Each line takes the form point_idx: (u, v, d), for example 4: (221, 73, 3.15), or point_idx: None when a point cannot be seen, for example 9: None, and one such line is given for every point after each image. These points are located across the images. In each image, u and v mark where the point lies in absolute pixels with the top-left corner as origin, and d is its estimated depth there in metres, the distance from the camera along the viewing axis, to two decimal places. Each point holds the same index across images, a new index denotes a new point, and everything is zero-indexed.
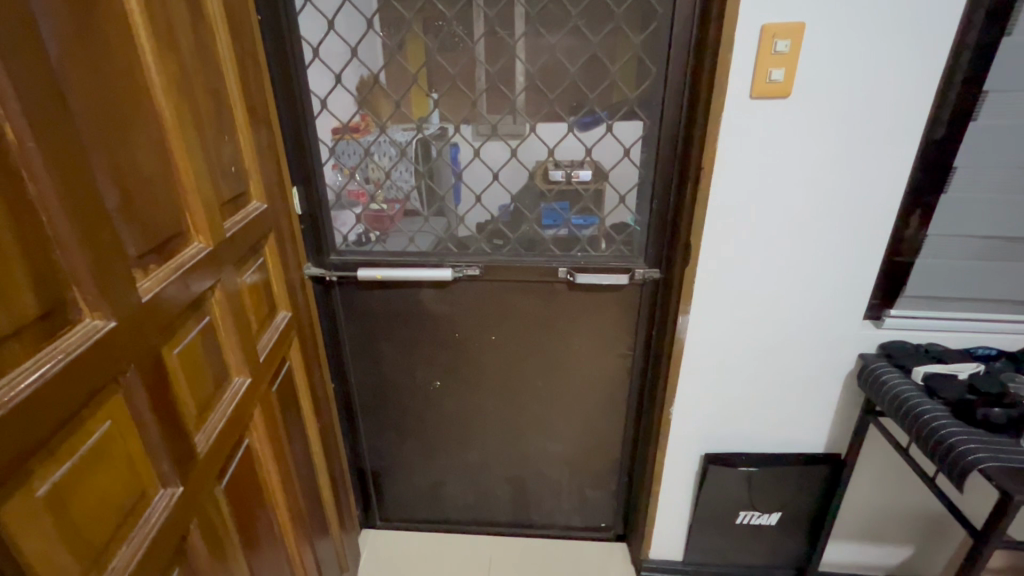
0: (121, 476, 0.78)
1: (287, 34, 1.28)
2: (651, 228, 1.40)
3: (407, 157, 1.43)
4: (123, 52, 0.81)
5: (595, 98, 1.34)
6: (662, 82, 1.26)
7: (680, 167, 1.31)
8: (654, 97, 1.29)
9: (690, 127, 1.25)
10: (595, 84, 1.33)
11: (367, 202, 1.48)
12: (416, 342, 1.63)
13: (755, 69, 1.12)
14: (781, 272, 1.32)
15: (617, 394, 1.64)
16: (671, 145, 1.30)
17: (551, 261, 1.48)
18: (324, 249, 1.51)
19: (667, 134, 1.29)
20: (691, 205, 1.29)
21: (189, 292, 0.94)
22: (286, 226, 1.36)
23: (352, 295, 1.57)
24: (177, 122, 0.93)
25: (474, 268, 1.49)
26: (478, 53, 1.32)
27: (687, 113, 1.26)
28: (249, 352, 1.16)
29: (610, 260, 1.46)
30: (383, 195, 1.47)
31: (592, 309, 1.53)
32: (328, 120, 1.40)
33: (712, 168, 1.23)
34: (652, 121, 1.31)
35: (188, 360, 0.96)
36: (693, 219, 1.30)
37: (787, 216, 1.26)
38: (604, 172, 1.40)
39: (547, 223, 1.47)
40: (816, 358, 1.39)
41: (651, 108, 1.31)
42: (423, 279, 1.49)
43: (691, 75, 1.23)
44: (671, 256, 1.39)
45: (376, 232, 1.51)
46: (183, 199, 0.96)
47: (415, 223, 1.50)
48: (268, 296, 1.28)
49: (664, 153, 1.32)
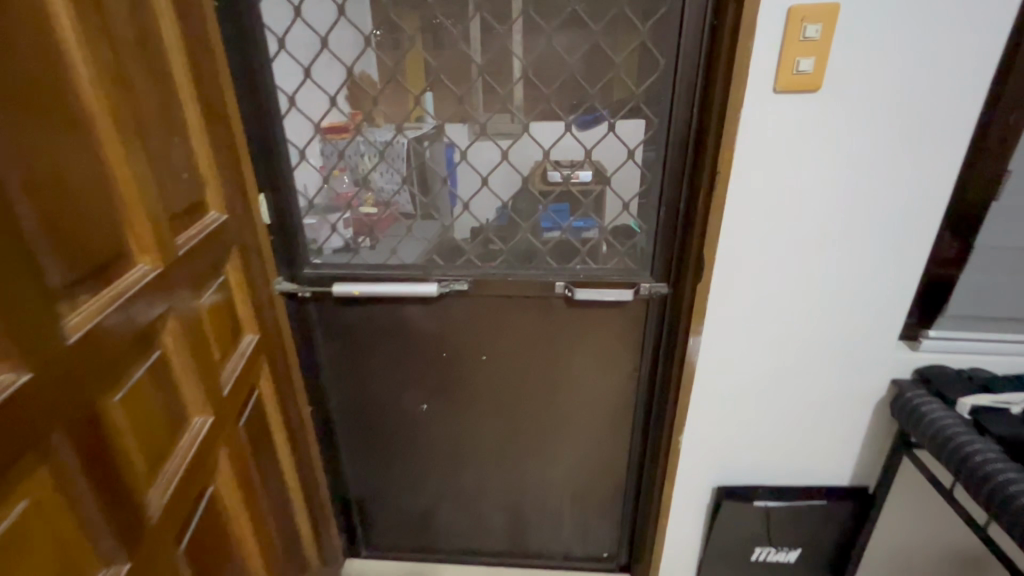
0: (47, 563, 0.64)
1: (248, 23, 1.13)
2: (658, 238, 1.25)
3: (391, 159, 1.29)
4: (36, 39, 0.66)
5: (596, 94, 1.19)
6: (672, 75, 1.11)
7: (692, 171, 1.16)
8: (662, 92, 1.14)
9: (703, 126, 1.11)
10: (596, 78, 1.18)
11: (359, 207, 1.34)
12: (401, 362, 1.49)
13: (780, 59, 0.97)
14: (806, 288, 1.18)
15: (621, 418, 1.50)
16: (681, 146, 1.16)
17: (547, 275, 1.34)
18: (297, 262, 1.37)
19: (677, 133, 1.15)
20: (701, 213, 1.14)
21: (133, 325, 0.80)
22: (250, 239, 1.21)
23: (329, 311, 1.43)
24: (116, 123, 0.78)
25: (462, 283, 1.35)
26: (463, 44, 1.18)
27: (700, 110, 1.11)
28: (210, 386, 1.01)
29: (613, 273, 1.32)
30: (373, 198, 1.33)
31: (593, 327, 1.39)
32: (300, 120, 1.26)
33: (728, 172, 1.08)
34: (660, 119, 1.16)
35: (133, 405, 0.81)
36: (706, 230, 1.15)
37: (814, 225, 1.12)
38: (605, 171, 1.25)
39: (545, 229, 1.32)
40: (843, 382, 1.25)
41: (659, 104, 1.16)
42: (406, 294, 1.35)
43: (704, 67, 1.08)
44: (682, 269, 1.24)
45: (367, 238, 1.37)
46: (126, 215, 0.81)
47: (405, 228, 1.36)
48: (232, 318, 1.13)
49: (673, 155, 1.17)
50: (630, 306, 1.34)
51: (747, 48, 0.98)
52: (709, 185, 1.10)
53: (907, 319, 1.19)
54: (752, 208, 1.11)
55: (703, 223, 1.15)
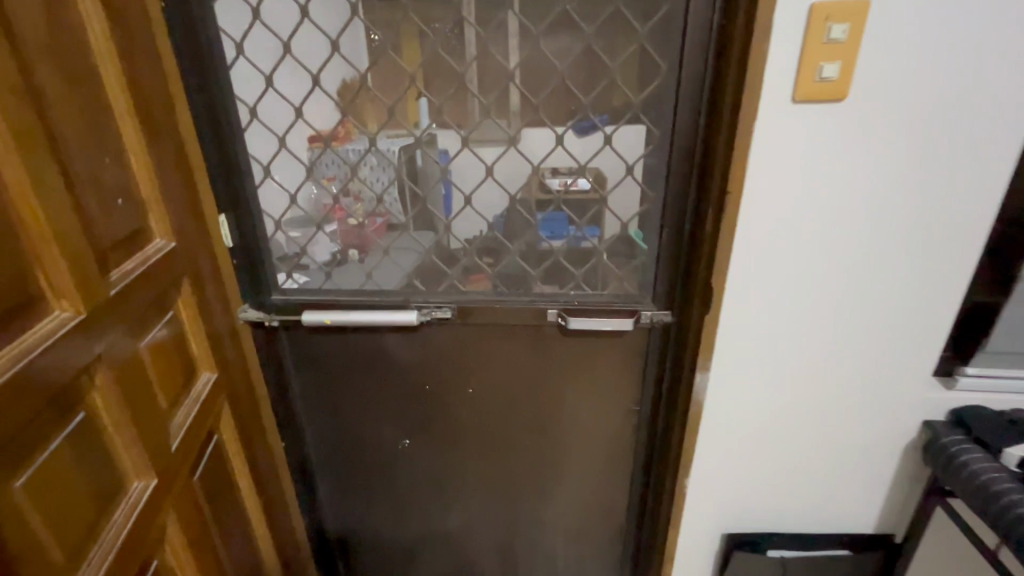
0: None
1: (200, 26, 1.01)
2: (659, 263, 1.13)
3: (381, 168, 1.17)
4: None
5: (590, 104, 1.07)
6: (675, 82, 0.99)
7: (698, 189, 1.04)
8: (664, 102, 1.01)
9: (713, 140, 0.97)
10: (590, 86, 1.06)
11: (348, 218, 1.22)
12: (381, 394, 1.37)
13: (800, 64, 0.85)
14: (827, 319, 1.05)
15: (621, 456, 1.37)
16: (685, 161, 1.03)
17: (539, 302, 1.21)
18: (263, 287, 1.24)
19: (681, 147, 1.02)
20: (708, 238, 1.01)
21: (45, 387, 0.67)
22: (206, 267, 1.09)
23: (301, 341, 1.31)
24: (20, 147, 0.66)
25: (446, 310, 1.23)
26: (443, 50, 1.07)
27: (708, 121, 0.99)
28: (153, 442, 0.89)
29: (610, 301, 1.19)
30: (364, 208, 1.21)
31: (589, 357, 1.26)
32: (264, 133, 1.14)
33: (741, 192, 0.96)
34: (662, 131, 1.03)
35: (47, 482, 0.68)
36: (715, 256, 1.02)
37: (836, 249, 0.99)
38: (603, 179, 1.12)
39: (545, 235, 1.18)
40: (865, 421, 1.12)
41: (661, 115, 1.03)
42: (384, 323, 1.23)
43: (711, 73, 0.96)
44: (687, 296, 1.12)
45: (357, 251, 1.25)
46: (34, 256, 0.68)
47: (393, 242, 1.23)
48: (182, 359, 1.00)
49: (675, 171, 1.04)
50: (629, 336, 1.22)
51: (763, 51, 0.86)
52: (717, 207, 0.98)
53: (943, 353, 1.06)
54: (766, 230, 0.99)
55: (712, 249, 1.02)
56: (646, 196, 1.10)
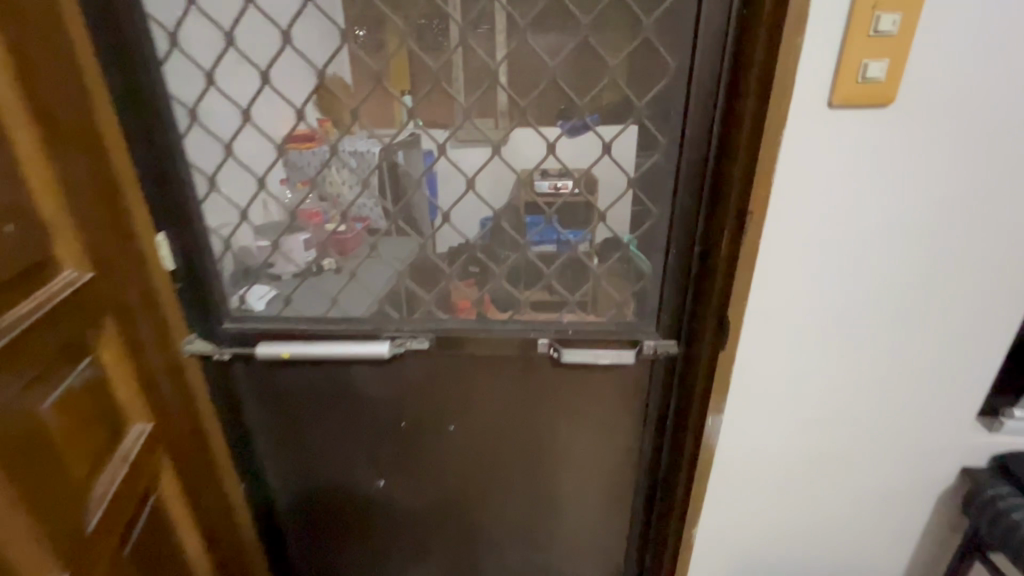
0: None
1: (125, 14, 0.86)
2: (665, 288, 0.99)
3: (361, 168, 1.01)
4: None
5: (586, 107, 0.92)
6: (686, 83, 0.84)
7: (710, 206, 0.90)
8: (674, 106, 0.87)
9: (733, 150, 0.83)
10: (585, 87, 0.91)
11: (325, 223, 1.06)
12: (351, 433, 1.22)
13: (841, 61, 0.72)
14: (857, 354, 0.93)
15: (620, 498, 1.23)
16: (696, 175, 0.89)
17: (528, 330, 1.07)
18: (212, 315, 1.08)
19: (691, 159, 0.88)
20: (722, 262, 0.88)
21: None
22: (136, 297, 0.93)
23: (258, 374, 1.15)
24: None
25: (422, 340, 1.08)
26: (416, 43, 0.92)
27: (724, 128, 0.84)
28: (61, 524, 0.73)
29: (608, 330, 1.05)
30: (342, 211, 1.05)
31: (585, 392, 1.13)
32: (209, 140, 0.99)
33: (764, 212, 0.83)
34: (670, 139, 0.89)
35: None
36: (731, 284, 0.89)
37: (868, 277, 0.87)
38: (594, 184, 0.98)
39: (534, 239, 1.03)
40: (892, 464, 1.00)
41: (668, 121, 0.89)
42: (351, 355, 1.08)
43: (729, 73, 0.81)
44: (697, 326, 0.98)
45: (336, 258, 1.09)
46: None
47: (371, 250, 1.07)
48: (103, 414, 0.84)
49: (684, 186, 0.90)
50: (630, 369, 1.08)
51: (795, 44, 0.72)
52: (735, 228, 0.85)
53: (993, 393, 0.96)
54: (790, 256, 0.86)
55: (728, 277, 0.89)
56: (650, 212, 0.96)
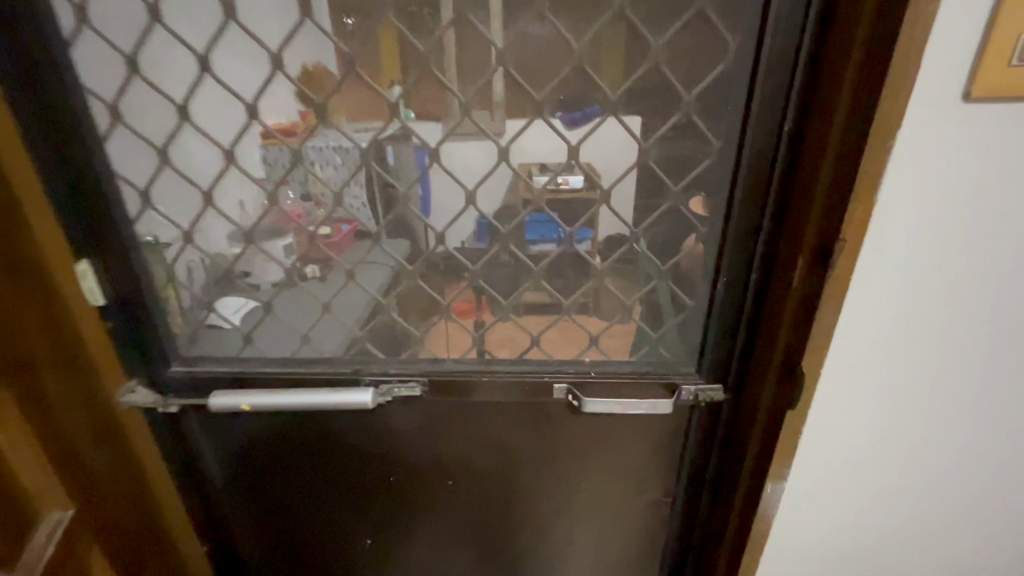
0: None
1: None
2: (709, 324, 0.82)
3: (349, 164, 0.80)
4: None
5: (618, 101, 0.73)
6: (750, 75, 0.66)
7: (774, 227, 0.72)
8: (732, 101, 0.69)
9: (816, 158, 0.64)
10: (618, 74, 0.72)
11: (308, 226, 0.84)
12: (332, 488, 1.03)
13: (989, 37, 0.53)
14: (956, 403, 0.75)
15: (646, 555, 1.07)
16: (757, 189, 0.71)
17: (541, 373, 0.88)
18: (155, 359, 0.89)
19: (752, 170, 0.70)
20: (796, 297, 0.70)
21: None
22: (46, 352, 0.77)
23: (215, 426, 0.96)
24: None
25: (414, 386, 0.89)
26: (400, 16, 0.71)
27: (797, 132, 0.67)
28: None
29: (639, 375, 0.87)
30: (326, 212, 0.83)
31: (608, 443, 0.94)
32: (136, 144, 0.78)
33: (859, 238, 0.64)
34: (725, 143, 0.71)
35: None
36: (807, 328, 0.70)
37: (986, 315, 0.68)
38: (597, 176, 0.78)
39: (531, 239, 0.83)
40: (970, 518, 0.86)
41: (722, 120, 0.71)
42: (326, 406, 0.88)
43: (808, 61, 0.63)
44: (752, 370, 0.81)
45: (320, 265, 0.87)
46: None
47: (359, 260, 0.86)
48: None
49: (740, 203, 0.72)
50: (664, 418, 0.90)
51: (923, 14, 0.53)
52: (812, 255, 0.67)
53: None
54: (883, 296, 0.67)
55: (805, 317, 0.70)
56: (696, 232, 0.78)
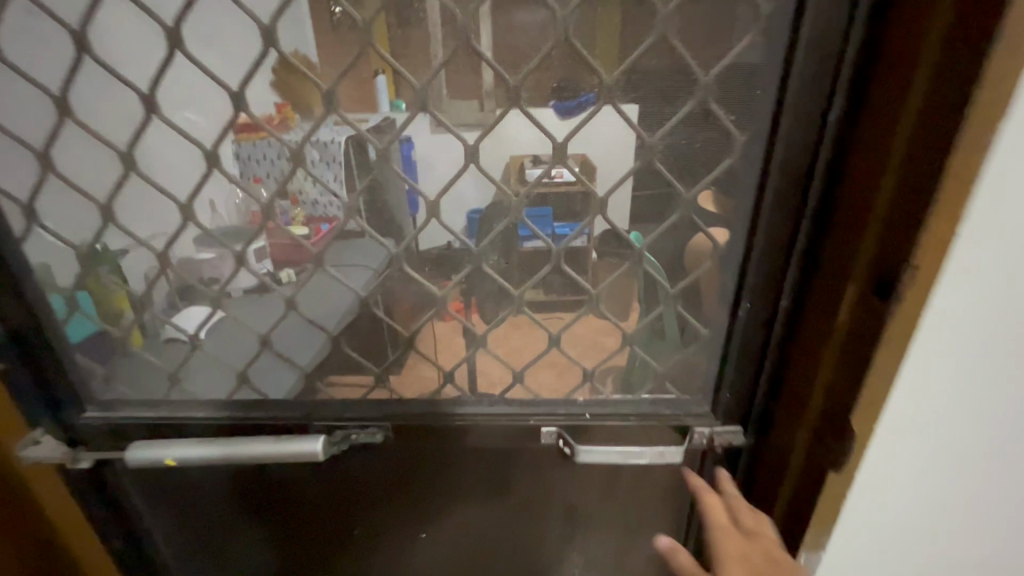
0: None
1: None
2: (727, 358, 0.68)
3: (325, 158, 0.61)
4: None
5: (617, 85, 0.56)
6: (788, 48, 0.51)
7: (813, 240, 0.58)
8: (770, 79, 0.53)
9: (874, 157, 0.49)
10: (616, 51, 0.55)
11: (286, 227, 0.66)
12: (287, 544, 0.88)
13: None
14: None
15: None
16: (790, 196, 0.56)
17: (526, 415, 0.74)
18: (66, 404, 0.74)
19: (789, 171, 0.55)
20: (838, 333, 0.55)
21: None
22: None
23: (143, 480, 0.80)
24: None
25: (374, 432, 0.74)
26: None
27: (848, 121, 0.52)
28: None
29: (642, 419, 0.73)
30: (304, 208, 0.66)
31: (608, 493, 0.80)
32: (18, 150, 0.61)
33: (935, 268, 0.45)
34: (756, 135, 0.56)
35: None
36: (857, 379, 0.53)
37: None
38: (592, 171, 0.61)
39: (522, 237, 0.66)
40: None
41: (752, 106, 0.55)
42: (269, 459, 0.72)
43: (866, 29, 0.48)
44: (784, 411, 0.66)
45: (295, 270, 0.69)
46: None
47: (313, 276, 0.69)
48: None
49: (770, 214, 0.58)
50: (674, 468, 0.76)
51: None
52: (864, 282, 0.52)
53: None
54: (991, 352, 0.48)
55: (854, 366, 0.54)
56: (715, 249, 0.63)
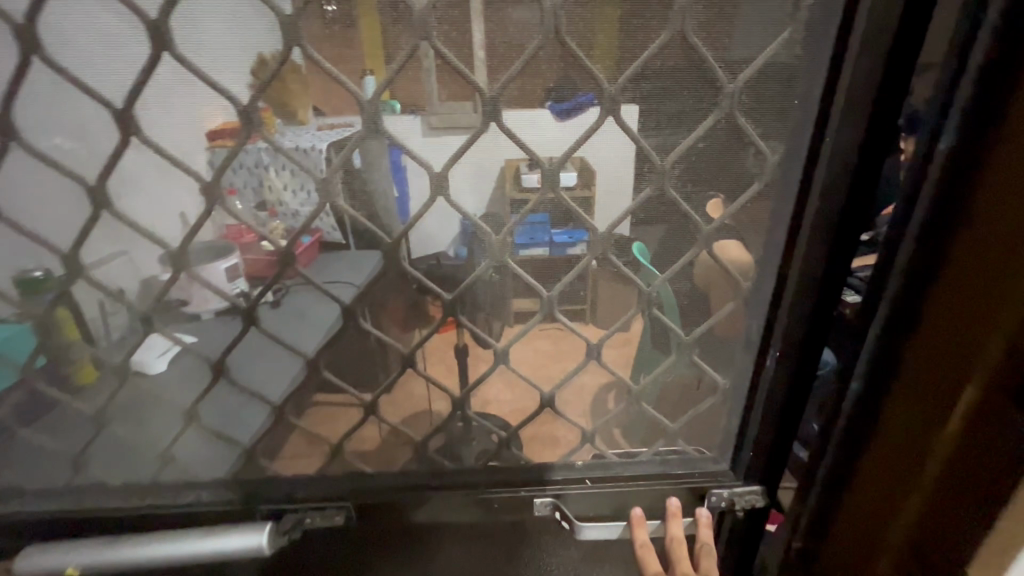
0: None
1: None
2: (752, 410, 0.58)
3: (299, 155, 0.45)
4: None
5: (621, 96, 0.44)
6: (834, 57, 0.41)
7: (887, 334, 0.49)
8: (811, 84, 0.43)
9: (1002, 252, 0.42)
10: (618, 50, 0.42)
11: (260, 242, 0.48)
12: None
13: None
14: None
15: None
16: (833, 230, 0.48)
17: (518, 485, 0.63)
18: None
19: (836, 200, 0.46)
20: (952, 432, 0.49)
21: None
22: None
23: None
24: None
25: (336, 513, 0.62)
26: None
27: (949, 175, 0.42)
28: None
29: (651, 481, 0.62)
30: (285, 219, 0.47)
31: (613, 562, 0.69)
32: None
33: None
34: (793, 149, 0.45)
35: None
36: (990, 487, 0.48)
37: None
38: (593, 177, 0.47)
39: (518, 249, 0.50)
40: None
41: (789, 117, 0.44)
42: (201, 559, 0.58)
43: (972, 93, 0.39)
44: (847, 515, 0.58)
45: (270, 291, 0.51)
46: None
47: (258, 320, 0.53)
48: None
49: (803, 251, 0.49)
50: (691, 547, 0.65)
51: None
52: (977, 379, 0.47)
53: None
54: None
55: (982, 471, 0.48)
56: (742, 290, 0.52)
